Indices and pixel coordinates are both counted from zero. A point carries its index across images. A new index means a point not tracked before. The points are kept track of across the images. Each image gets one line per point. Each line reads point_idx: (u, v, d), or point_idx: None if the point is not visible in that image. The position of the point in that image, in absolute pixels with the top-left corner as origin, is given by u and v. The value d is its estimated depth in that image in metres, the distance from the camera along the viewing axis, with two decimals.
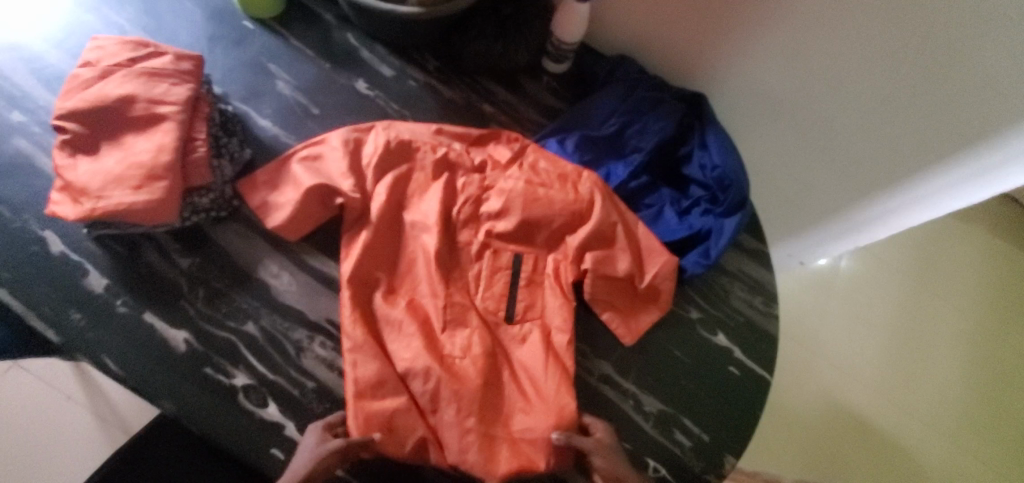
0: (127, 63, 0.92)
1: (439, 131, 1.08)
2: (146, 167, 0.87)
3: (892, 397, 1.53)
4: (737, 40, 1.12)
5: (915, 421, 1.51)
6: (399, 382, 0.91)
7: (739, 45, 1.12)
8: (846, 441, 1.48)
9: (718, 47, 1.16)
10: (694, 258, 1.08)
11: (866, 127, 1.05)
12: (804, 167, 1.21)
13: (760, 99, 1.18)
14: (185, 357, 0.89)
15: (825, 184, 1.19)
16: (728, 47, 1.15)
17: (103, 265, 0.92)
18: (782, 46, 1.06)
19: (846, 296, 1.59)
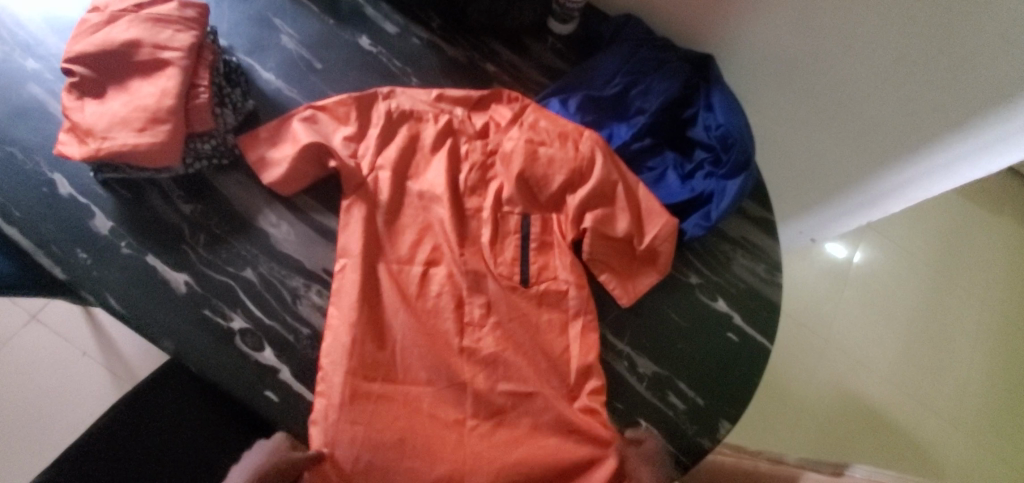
0: (133, 9, 0.93)
1: (439, 97, 1.11)
2: (151, 110, 0.88)
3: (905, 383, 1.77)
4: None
5: (924, 405, 1.75)
6: (410, 337, 0.95)
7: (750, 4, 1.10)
8: (855, 425, 1.71)
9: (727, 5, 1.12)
10: (694, 221, 1.06)
11: (881, 88, 1.04)
12: (815, 142, 1.23)
13: (773, 58, 1.15)
14: (185, 299, 0.91)
15: (837, 157, 1.22)
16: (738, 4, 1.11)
17: (109, 208, 0.94)
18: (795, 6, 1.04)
19: (861, 293, 1.84)
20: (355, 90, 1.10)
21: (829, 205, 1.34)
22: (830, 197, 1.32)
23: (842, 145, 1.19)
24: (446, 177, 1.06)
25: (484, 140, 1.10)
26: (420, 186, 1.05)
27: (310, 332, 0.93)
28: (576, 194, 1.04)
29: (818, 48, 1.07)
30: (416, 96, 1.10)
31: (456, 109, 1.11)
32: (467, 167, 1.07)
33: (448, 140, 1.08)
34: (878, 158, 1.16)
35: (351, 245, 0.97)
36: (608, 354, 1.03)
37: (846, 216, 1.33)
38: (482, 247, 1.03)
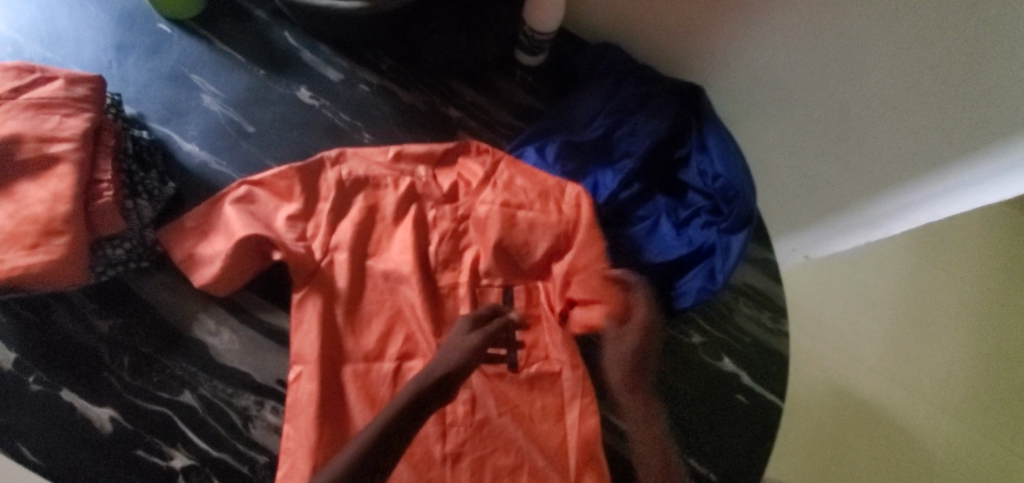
0: (10, 94, 0.76)
1: (398, 157, 0.97)
2: (41, 220, 0.72)
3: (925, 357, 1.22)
4: (741, 14, 0.93)
5: None
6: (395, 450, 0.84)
7: (740, 24, 0.94)
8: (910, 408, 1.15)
9: (717, 24, 0.97)
10: (699, 282, 0.96)
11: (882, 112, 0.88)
12: (799, 169, 0.97)
13: (762, 83, 0.96)
14: (113, 439, 0.77)
15: (820, 194, 0.95)
16: (727, 24, 0.96)
17: (11, 336, 0.79)
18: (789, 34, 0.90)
19: None
20: (297, 155, 0.94)
21: (839, 219, 0.94)
22: (824, 213, 0.96)
23: (830, 176, 0.92)
24: (411, 252, 0.91)
25: (454, 202, 0.96)
26: (381, 264, 0.91)
27: (268, 459, 0.80)
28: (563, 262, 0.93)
29: (815, 78, 0.88)
30: (372, 158, 0.96)
31: (419, 169, 0.97)
32: (437, 236, 0.94)
33: (411, 207, 0.95)
34: (868, 182, 0.88)
35: (306, 349, 0.84)
36: (611, 436, 0.94)
37: (856, 230, 0.92)
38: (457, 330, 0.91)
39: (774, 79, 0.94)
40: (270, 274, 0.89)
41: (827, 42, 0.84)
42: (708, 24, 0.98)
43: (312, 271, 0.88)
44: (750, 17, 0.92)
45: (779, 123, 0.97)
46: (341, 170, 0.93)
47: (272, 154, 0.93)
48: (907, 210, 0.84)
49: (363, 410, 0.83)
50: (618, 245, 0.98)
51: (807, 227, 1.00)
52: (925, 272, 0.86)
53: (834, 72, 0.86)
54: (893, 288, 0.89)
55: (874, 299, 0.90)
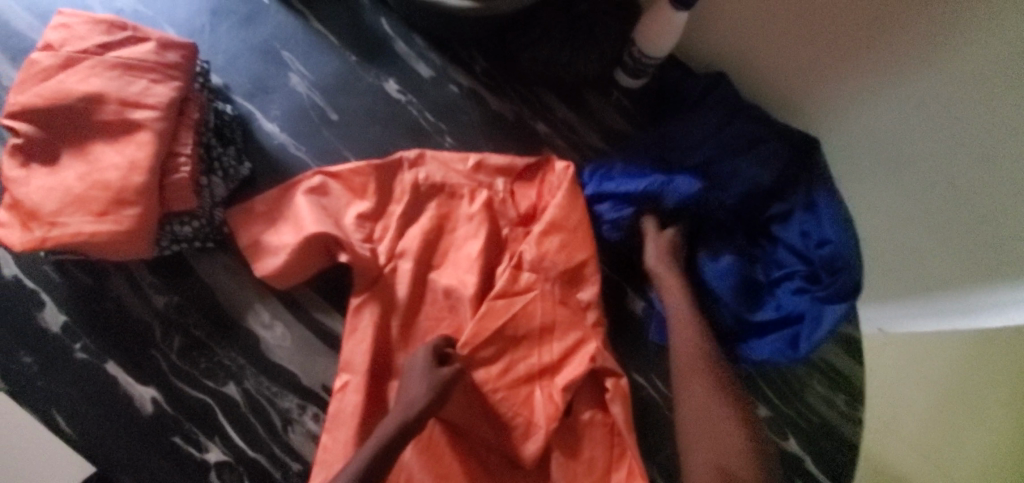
0: (97, 50, 0.70)
1: (478, 167, 0.91)
2: (114, 188, 0.69)
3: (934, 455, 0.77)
4: (879, 71, 0.82)
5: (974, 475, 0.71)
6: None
7: (876, 79, 0.82)
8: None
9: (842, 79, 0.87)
10: (779, 348, 0.87)
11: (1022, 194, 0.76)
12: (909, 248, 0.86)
13: (885, 146, 0.85)
14: (150, 422, 0.74)
15: (929, 268, 0.84)
16: (858, 78, 0.85)
17: (63, 297, 0.75)
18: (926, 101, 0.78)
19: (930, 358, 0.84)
20: (376, 152, 0.90)
21: (927, 302, 0.84)
22: (916, 289, 0.86)
23: (950, 260, 0.81)
24: (478, 270, 0.86)
25: (525, 225, 0.91)
26: (443, 280, 0.86)
27: (301, 467, 0.76)
28: (563, 297, 0.87)
29: (956, 149, 0.76)
30: (450, 164, 0.90)
31: (496, 182, 0.92)
32: (506, 257, 0.89)
33: (483, 224, 0.88)
34: (979, 264, 0.77)
35: (355, 359, 0.79)
36: None
37: (929, 317, 0.83)
38: (517, 362, 0.84)
39: (904, 145, 0.82)
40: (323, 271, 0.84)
41: (982, 118, 0.72)
42: (836, 75, 0.87)
43: (373, 275, 0.83)
44: (891, 74, 0.80)
45: (896, 192, 0.86)
46: (418, 173, 0.89)
47: (353, 145, 0.89)
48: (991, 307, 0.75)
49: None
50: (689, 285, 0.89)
51: (890, 296, 0.90)
52: (980, 362, 0.73)
53: (976, 149, 0.74)
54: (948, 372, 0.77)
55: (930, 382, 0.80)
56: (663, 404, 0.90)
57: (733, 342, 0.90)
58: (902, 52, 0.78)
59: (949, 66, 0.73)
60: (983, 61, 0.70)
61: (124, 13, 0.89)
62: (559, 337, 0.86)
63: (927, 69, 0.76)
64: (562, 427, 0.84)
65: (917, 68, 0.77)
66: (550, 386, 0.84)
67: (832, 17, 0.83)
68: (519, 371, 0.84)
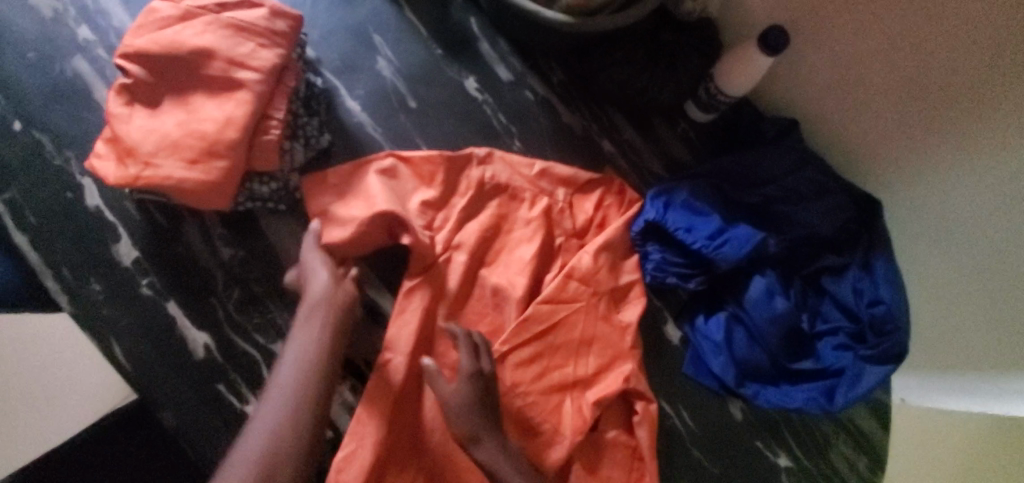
0: (214, 8, 0.74)
1: (542, 174, 0.93)
2: (209, 140, 0.72)
3: None
4: (950, 145, 0.82)
5: None
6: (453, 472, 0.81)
7: (951, 154, 0.83)
8: None
9: (909, 148, 0.88)
10: (814, 395, 0.87)
11: None
12: (954, 320, 0.87)
13: (948, 218, 0.85)
14: (201, 366, 0.77)
15: (971, 347, 0.85)
16: (926, 149, 0.86)
17: (138, 234, 0.79)
18: (984, 186, 0.80)
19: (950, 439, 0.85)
20: (447, 144, 0.93)
21: (955, 379, 0.87)
22: (947, 364, 0.88)
23: (991, 343, 0.82)
24: (529, 274, 0.88)
25: (580, 238, 0.93)
26: (494, 278, 0.88)
27: (334, 435, 0.79)
28: (606, 314, 0.89)
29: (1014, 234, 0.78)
30: (517, 167, 0.93)
31: (558, 191, 0.94)
32: (558, 265, 0.91)
33: (539, 230, 0.90)
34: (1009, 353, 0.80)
35: (400, 340, 0.82)
36: None
37: (945, 393, 0.88)
38: (552, 370, 0.86)
39: (969, 219, 0.83)
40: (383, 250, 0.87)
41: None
42: (909, 141, 0.87)
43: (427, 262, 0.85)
44: (961, 153, 0.81)
45: (950, 266, 0.87)
46: (485, 171, 0.91)
47: (426, 135, 0.92)
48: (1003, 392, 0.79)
49: (436, 421, 0.82)
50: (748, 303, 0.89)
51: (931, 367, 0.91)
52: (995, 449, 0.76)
53: None
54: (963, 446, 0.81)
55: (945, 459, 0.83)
56: (686, 436, 0.92)
57: (766, 380, 0.90)
58: (983, 131, 0.78)
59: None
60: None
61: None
62: (597, 352, 0.87)
63: (1006, 153, 0.76)
64: (586, 442, 0.86)
65: (995, 149, 0.77)
66: (581, 399, 0.85)
67: (927, 83, 0.82)
68: (553, 379, 0.86)
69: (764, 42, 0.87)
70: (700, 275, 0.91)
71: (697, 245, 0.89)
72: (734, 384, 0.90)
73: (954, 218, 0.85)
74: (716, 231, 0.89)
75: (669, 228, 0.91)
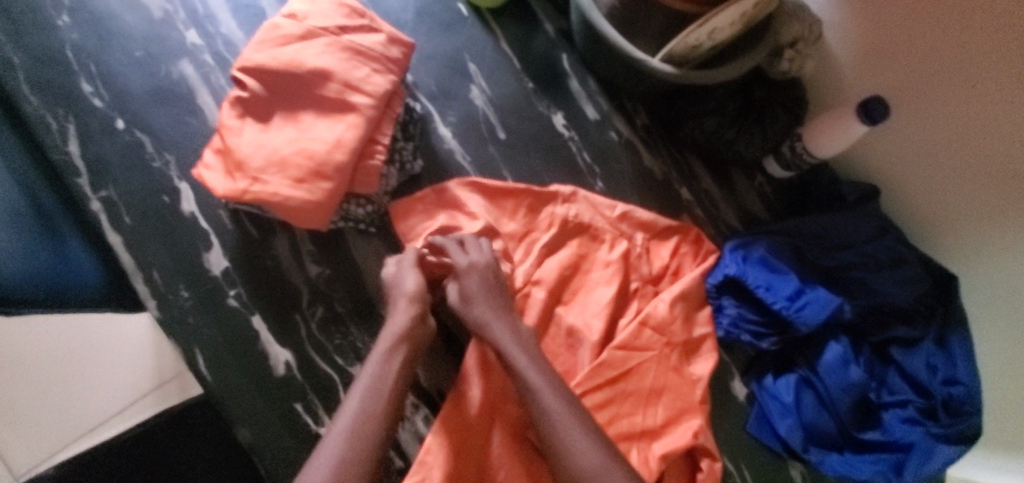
0: (335, 30, 0.76)
1: (624, 217, 0.93)
2: (317, 161, 0.72)
3: None
4: None
5: None
6: None
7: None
8: None
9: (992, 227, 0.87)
10: (882, 468, 0.87)
11: None
12: None
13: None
14: (279, 384, 0.76)
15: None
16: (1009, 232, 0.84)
17: (228, 244, 0.79)
18: None
19: None
20: (531, 179, 0.93)
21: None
22: None
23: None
24: (606, 317, 0.88)
25: (655, 285, 0.93)
26: (568, 318, 0.88)
27: (402, 465, 0.80)
28: (677, 365, 0.89)
29: None
30: (601, 209, 0.93)
31: (637, 235, 0.94)
32: (631, 310, 0.91)
33: (617, 274, 0.90)
34: None
35: (475, 372, 0.81)
36: None
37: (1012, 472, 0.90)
38: (620, 417, 0.85)
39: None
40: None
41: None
42: (986, 222, 0.87)
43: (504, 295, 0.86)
44: None
45: None
46: (568, 208, 0.91)
47: (513, 167, 0.93)
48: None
49: (502, 460, 0.79)
50: (822, 368, 0.88)
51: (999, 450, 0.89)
52: None
53: None
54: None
55: None
56: None
57: (831, 446, 0.89)
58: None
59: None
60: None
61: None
62: (669, 401, 0.87)
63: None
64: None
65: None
66: (647, 449, 0.85)
67: (1005, 169, 0.81)
68: (621, 426, 0.85)
69: (862, 112, 0.87)
70: (775, 334, 0.91)
71: (777, 305, 0.89)
72: (800, 448, 0.89)
73: None
74: (796, 293, 0.89)
75: (749, 284, 0.91)
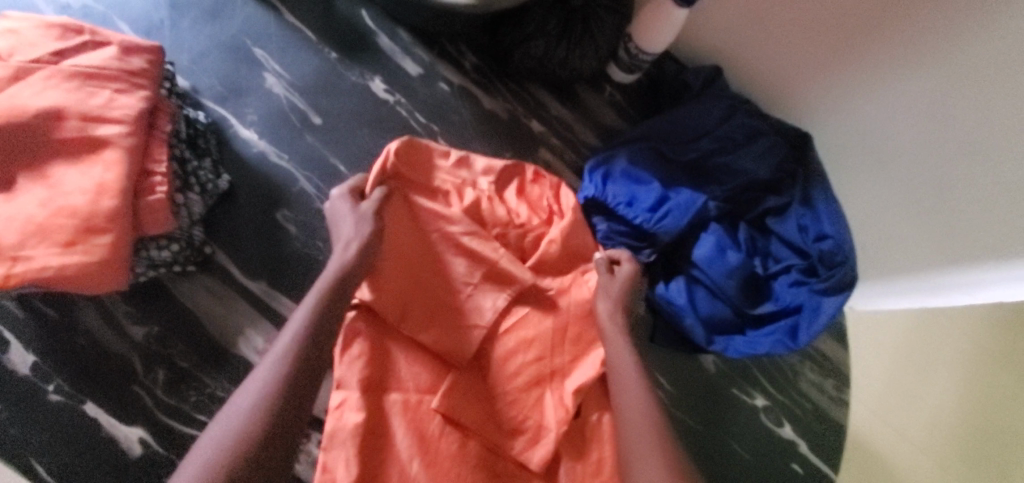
0: (51, 58, 0.64)
1: (460, 161, 0.84)
2: (82, 216, 0.61)
3: (890, 409, 0.88)
4: (866, 67, 0.81)
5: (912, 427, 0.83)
6: None
7: (863, 75, 0.82)
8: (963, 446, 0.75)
9: (827, 74, 0.87)
10: (777, 337, 0.89)
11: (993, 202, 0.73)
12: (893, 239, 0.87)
13: (871, 140, 0.85)
14: (138, 466, 0.67)
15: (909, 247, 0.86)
16: (845, 75, 0.84)
17: (29, 336, 0.69)
18: (897, 102, 0.79)
19: (887, 333, 0.91)
20: (364, 159, 0.84)
21: (909, 283, 0.87)
22: (887, 274, 0.90)
23: (924, 239, 0.83)
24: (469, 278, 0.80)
25: (520, 225, 0.84)
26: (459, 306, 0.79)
27: None
28: (563, 298, 0.82)
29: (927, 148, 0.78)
30: (431, 161, 0.82)
31: (480, 181, 0.85)
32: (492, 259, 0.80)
33: (469, 230, 0.80)
34: (945, 253, 0.81)
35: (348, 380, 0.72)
36: None
37: (915, 294, 0.86)
38: (527, 361, 0.78)
39: (886, 136, 0.83)
40: (280, 250, 0.77)
41: (949, 110, 0.74)
42: (826, 69, 0.86)
43: (415, 298, 0.78)
44: (874, 76, 0.81)
45: (880, 185, 0.87)
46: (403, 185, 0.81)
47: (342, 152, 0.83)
48: (974, 285, 0.78)
49: (411, 448, 0.71)
50: (700, 264, 0.89)
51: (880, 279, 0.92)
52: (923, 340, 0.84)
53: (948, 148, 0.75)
54: (958, 350, 0.78)
55: (886, 348, 0.92)
56: (666, 401, 0.92)
57: (731, 330, 0.90)
58: (888, 49, 0.78)
59: (939, 65, 0.73)
60: (959, 57, 0.71)
61: (73, 15, 0.80)
62: (564, 326, 0.80)
63: (915, 64, 0.75)
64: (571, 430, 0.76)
65: (904, 66, 0.77)
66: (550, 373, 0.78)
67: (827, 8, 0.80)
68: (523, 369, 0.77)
69: None
70: (649, 246, 0.89)
71: (638, 219, 0.88)
72: (704, 342, 0.89)
73: (881, 138, 0.84)
74: (659, 200, 0.88)
75: (611, 203, 0.89)
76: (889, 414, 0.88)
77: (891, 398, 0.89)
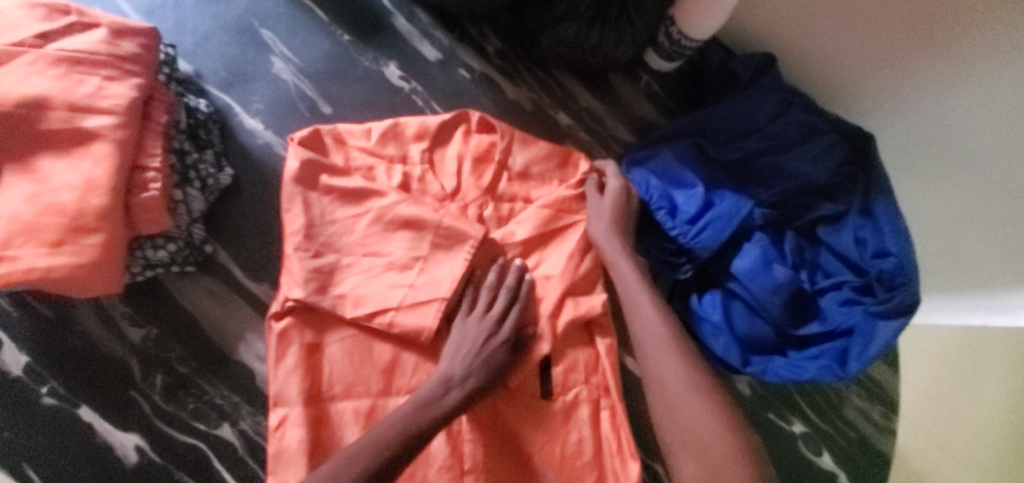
0: (36, 41, 0.59)
1: (388, 129, 0.74)
2: (69, 214, 0.57)
3: (936, 426, 0.81)
4: (942, 59, 0.70)
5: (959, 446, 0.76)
6: None
7: (942, 68, 0.70)
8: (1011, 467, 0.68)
9: (899, 67, 0.75)
10: (823, 362, 0.77)
11: None
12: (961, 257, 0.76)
13: (941, 144, 0.73)
14: (135, 474, 0.65)
15: (974, 271, 0.73)
16: (918, 69, 0.73)
17: (25, 334, 0.66)
18: (976, 100, 0.68)
19: (932, 347, 0.82)
20: None
21: (965, 300, 0.74)
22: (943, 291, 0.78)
23: (995, 258, 0.70)
24: (411, 254, 0.69)
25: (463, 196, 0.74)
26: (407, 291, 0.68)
27: None
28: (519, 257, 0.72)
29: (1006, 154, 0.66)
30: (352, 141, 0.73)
31: (412, 152, 0.74)
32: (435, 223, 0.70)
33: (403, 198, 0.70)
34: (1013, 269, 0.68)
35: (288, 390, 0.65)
36: None
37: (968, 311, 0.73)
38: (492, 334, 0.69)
39: (956, 140, 0.71)
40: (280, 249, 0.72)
41: None
42: (897, 61, 0.75)
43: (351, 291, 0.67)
44: (951, 71, 0.69)
45: (943, 197, 0.75)
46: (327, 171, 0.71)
47: None
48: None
49: None
50: (741, 277, 0.80)
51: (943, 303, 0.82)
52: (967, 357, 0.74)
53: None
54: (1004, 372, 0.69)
55: (930, 361, 0.82)
56: None
57: (771, 351, 0.81)
58: (972, 40, 0.66)
59: None
60: None
61: None
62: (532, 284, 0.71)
63: (1003, 59, 0.64)
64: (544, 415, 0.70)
65: (987, 60, 0.65)
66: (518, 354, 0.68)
67: None
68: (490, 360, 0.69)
69: None
70: (688, 261, 0.81)
71: (675, 231, 0.80)
72: (739, 364, 0.79)
73: (952, 143, 0.72)
74: (701, 209, 0.80)
75: (652, 207, 0.81)
76: (933, 429, 0.81)
77: (936, 416, 0.81)
